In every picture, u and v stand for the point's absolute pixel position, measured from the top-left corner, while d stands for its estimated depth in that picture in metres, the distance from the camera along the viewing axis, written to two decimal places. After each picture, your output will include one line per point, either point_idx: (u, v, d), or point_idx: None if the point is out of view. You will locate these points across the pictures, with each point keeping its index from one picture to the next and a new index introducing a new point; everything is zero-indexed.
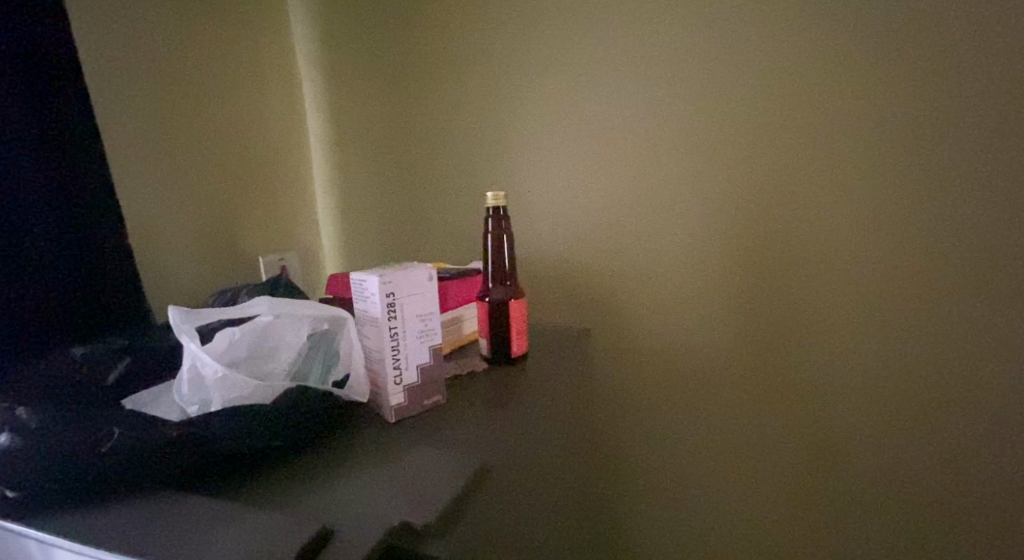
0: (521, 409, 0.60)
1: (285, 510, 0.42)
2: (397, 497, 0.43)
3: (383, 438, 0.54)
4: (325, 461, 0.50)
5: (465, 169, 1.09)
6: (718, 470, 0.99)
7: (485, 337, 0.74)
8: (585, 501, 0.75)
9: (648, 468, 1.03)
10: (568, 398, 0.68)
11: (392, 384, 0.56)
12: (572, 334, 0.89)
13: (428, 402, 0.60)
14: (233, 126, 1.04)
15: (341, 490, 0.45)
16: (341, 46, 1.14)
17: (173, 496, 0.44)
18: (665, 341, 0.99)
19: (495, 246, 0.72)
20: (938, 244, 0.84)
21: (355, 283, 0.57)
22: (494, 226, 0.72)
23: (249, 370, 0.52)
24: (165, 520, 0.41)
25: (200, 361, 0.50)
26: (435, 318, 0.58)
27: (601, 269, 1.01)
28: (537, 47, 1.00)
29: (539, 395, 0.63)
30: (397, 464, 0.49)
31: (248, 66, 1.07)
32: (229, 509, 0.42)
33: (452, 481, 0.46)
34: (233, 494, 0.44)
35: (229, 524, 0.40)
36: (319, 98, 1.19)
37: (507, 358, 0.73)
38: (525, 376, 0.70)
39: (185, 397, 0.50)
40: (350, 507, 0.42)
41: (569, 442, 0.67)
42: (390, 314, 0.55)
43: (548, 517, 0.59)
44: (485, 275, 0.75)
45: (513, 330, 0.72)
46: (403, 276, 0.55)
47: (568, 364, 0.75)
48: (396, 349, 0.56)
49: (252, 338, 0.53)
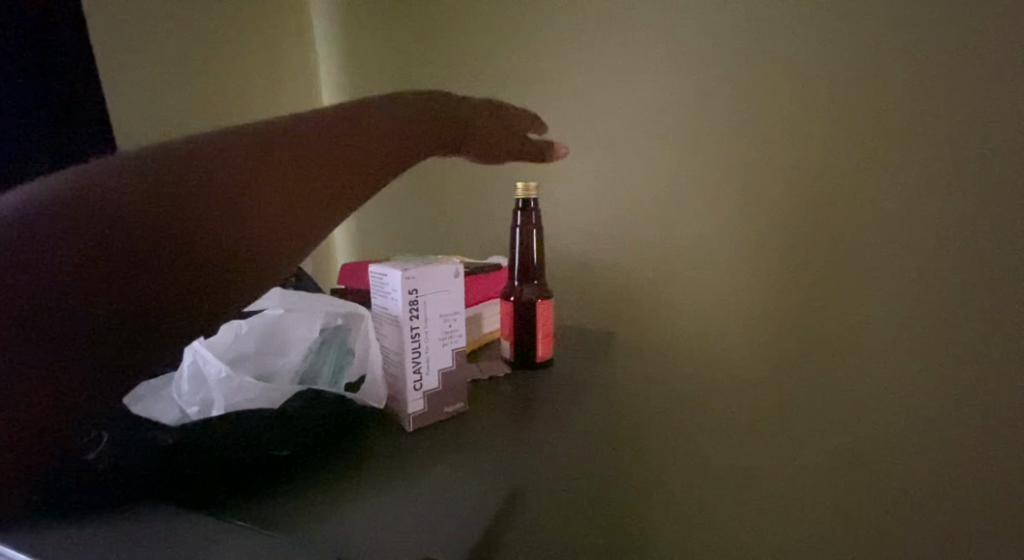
0: (547, 426, 0.54)
1: (291, 533, 0.37)
2: (413, 527, 0.38)
3: (400, 449, 0.49)
4: (337, 472, 0.45)
5: (486, 159, 1.02)
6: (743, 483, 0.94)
7: (509, 339, 0.69)
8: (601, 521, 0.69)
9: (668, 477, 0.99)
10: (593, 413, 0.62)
11: (411, 390, 0.51)
12: (597, 340, 0.83)
13: (447, 409, 0.54)
14: (245, 106, 0.99)
15: (354, 512, 0.40)
16: (360, 22, 1.07)
17: (170, 511, 0.39)
18: (698, 352, 0.92)
19: (523, 242, 0.66)
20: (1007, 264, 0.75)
21: (374, 277, 0.52)
22: (522, 219, 0.67)
23: (256, 367, 0.48)
24: (159, 541, 0.36)
25: (204, 355, 0.45)
26: (459, 319, 0.53)
27: (629, 272, 0.94)
28: (576, 24, 0.92)
29: (564, 412, 0.57)
30: (415, 483, 0.44)
31: (262, 43, 1.01)
32: (229, 529, 0.37)
33: (475, 507, 0.41)
34: (236, 508, 0.40)
35: (233, 544, 0.36)
36: (333, 75, 1.12)
37: (531, 362, 0.68)
38: (550, 385, 0.64)
39: (184, 395, 0.45)
40: (362, 534, 0.37)
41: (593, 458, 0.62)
42: (413, 313, 0.50)
43: (562, 547, 0.53)
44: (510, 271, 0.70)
45: (540, 332, 0.67)
46: (427, 272, 0.50)
47: (591, 375, 0.69)
48: (418, 351, 0.51)
49: (260, 332, 0.49)
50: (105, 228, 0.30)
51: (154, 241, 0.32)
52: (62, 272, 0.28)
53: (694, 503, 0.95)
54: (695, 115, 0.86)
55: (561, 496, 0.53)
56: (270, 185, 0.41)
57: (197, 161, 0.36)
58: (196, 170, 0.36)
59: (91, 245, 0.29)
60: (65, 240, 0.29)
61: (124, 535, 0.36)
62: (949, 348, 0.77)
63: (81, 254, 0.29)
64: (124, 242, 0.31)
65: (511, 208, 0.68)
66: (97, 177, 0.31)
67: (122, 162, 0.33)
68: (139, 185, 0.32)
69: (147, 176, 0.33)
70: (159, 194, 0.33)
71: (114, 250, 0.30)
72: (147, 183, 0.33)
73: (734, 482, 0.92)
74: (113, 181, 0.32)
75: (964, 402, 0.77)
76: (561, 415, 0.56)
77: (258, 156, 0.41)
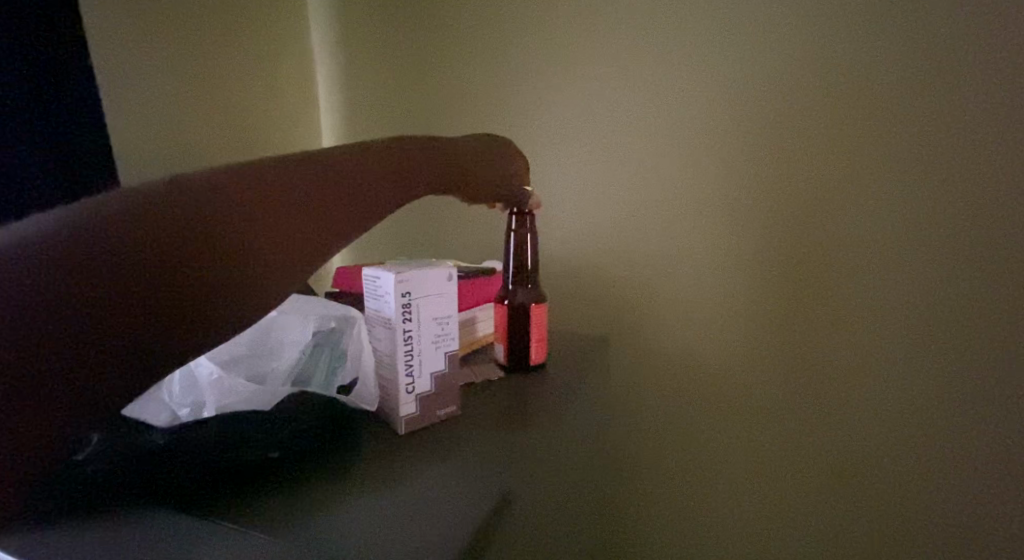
0: (539, 431, 0.54)
1: (281, 536, 0.37)
2: (404, 531, 0.38)
3: (391, 451, 0.49)
4: (329, 473, 0.45)
5: None
6: None
7: (502, 343, 0.69)
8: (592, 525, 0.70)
9: None
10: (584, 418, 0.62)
11: (404, 393, 0.51)
12: (592, 345, 0.83)
13: (441, 412, 0.55)
14: (242, 111, 0.99)
15: (345, 515, 0.40)
16: (356, 27, 1.06)
17: (161, 511, 0.39)
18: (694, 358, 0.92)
19: (517, 247, 0.66)
20: None
21: (368, 279, 0.52)
22: (517, 224, 0.67)
23: (248, 370, 0.48)
24: (148, 543, 0.36)
25: (197, 357, 0.45)
26: (452, 322, 0.53)
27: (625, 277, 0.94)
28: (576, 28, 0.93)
29: (557, 417, 0.57)
30: (407, 487, 0.44)
31: (260, 49, 1.01)
32: (220, 530, 0.37)
33: (467, 510, 0.41)
34: (229, 508, 0.40)
35: (222, 546, 0.35)
36: (330, 80, 1.11)
37: (525, 365, 0.69)
38: (544, 389, 0.64)
39: (175, 397, 0.45)
40: (351, 537, 0.37)
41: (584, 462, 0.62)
42: (405, 315, 0.50)
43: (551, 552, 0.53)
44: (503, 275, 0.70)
45: (533, 336, 0.68)
46: (421, 276, 0.50)
47: (584, 381, 0.69)
48: (410, 354, 0.51)
49: (253, 335, 0.49)
50: (91, 278, 0.25)
51: (155, 290, 0.27)
52: (43, 339, 0.24)
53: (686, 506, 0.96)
54: None
55: (552, 501, 0.53)
56: (318, 226, 0.36)
57: (222, 197, 0.31)
58: (220, 201, 0.31)
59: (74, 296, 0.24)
60: (47, 300, 0.24)
61: (114, 536, 0.36)
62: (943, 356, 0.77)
63: (59, 312, 0.24)
64: (115, 291, 0.26)
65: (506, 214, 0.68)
66: (89, 216, 0.26)
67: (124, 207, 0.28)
68: (148, 224, 0.27)
69: (159, 217, 0.28)
70: (165, 236, 0.28)
71: (104, 308, 0.25)
72: (150, 223, 0.28)
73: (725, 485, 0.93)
74: (106, 226, 0.26)
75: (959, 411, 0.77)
76: (553, 421, 0.57)
77: (309, 192, 0.36)
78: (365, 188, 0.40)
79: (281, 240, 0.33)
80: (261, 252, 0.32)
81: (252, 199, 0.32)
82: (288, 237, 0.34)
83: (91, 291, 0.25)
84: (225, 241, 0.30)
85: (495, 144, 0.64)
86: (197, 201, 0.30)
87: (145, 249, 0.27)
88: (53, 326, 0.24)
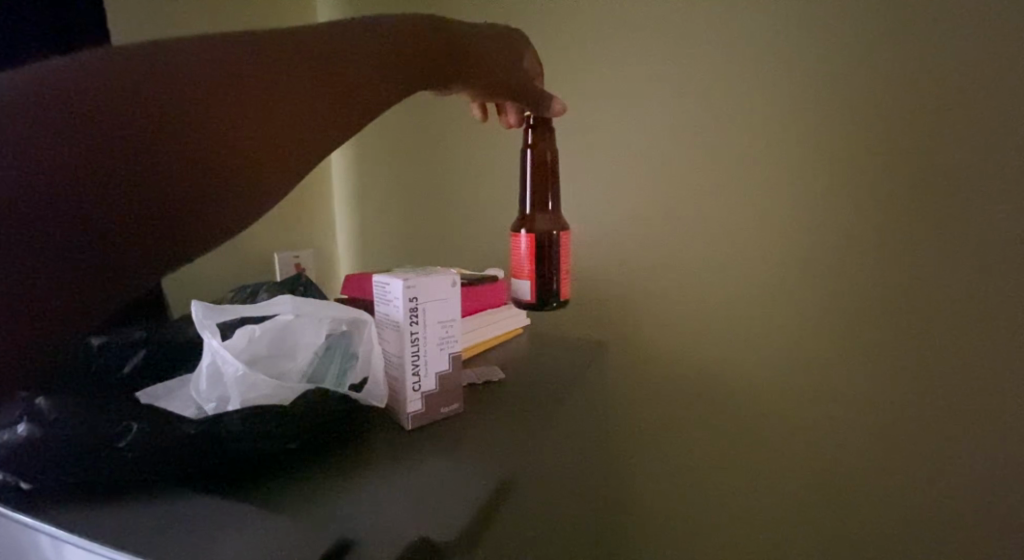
0: (535, 420, 0.59)
1: (296, 517, 0.40)
2: (409, 510, 0.42)
3: (399, 445, 0.53)
4: (339, 466, 0.49)
5: (483, 176, 1.08)
6: (722, 473, 1.00)
7: (529, 280, 0.76)
8: (587, 502, 0.76)
9: (651, 471, 1.05)
10: (575, 400, 0.70)
11: (411, 391, 0.55)
12: (583, 343, 0.89)
13: (444, 410, 0.58)
14: None
15: (357, 499, 0.43)
16: None
17: (189, 497, 0.42)
18: (682, 355, 1.00)
19: (538, 162, 0.76)
20: (955, 273, 0.82)
21: (377, 285, 0.56)
22: (533, 138, 0.76)
23: (267, 369, 0.52)
24: (175, 524, 0.39)
25: (222, 357, 0.49)
26: (456, 325, 0.57)
27: (618, 280, 1.04)
28: (575, 52, 1.02)
29: (554, 403, 0.64)
30: (414, 473, 0.48)
31: None
32: (245, 513, 0.40)
33: (469, 495, 0.45)
34: (254, 497, 0.43)
35: (247, 526, 0.39)
36: None
37: (554, 296, 0.77)
38: (542, 382, 0.70)
39: (202, 394, 0.49)
40: (361, 519, 0.41)
41: (575, 441, 0.69)
42: (412, 318, 0.54)
43: (557, 519, 0.60)
44: (519, 212, 0.78)
45: (559, 265, 0.76)
46: (427, 281, 0.54)
47: (581, 375, 0.75)
48: (418, 355, 0.55)
49: (272, 336, 0.52)
50: (95, 133, 0.29)
51: (151, 158, 0.31)
52: (74, 154, 0.28)
53: (676, 488, 1.04)
54: (674, 139, 0.97)
55: (552, 479, 0.60)
56: (328, 99, 0.42)
57: (223, 77, 0.35)
58: (210, 69, 0.34)
59: (74, 160, 0.28)
60: (61, 151, 0.28)
61: (146, 516, 0.40)
62: (898, 350, 0.86)
63: (76, 169, 0.28)
64: (122, 153, 0.30)
65: (522, 128, 0.77)
66: (72, 67, 0.30)
67: (122, 69, 0.31)
68: (127, 83, 0.31)
69: (145, 77, 0.31)
70: (149, 105, 0.31)
71: (115, 163, 0.30)
72: (135, 88, 0.31)
73: (709, 467, 1.01)
74: (93, 78, 0.30)
75: (915, 403, 0.86)
76: (552, 409, 0.62)
77: (288, 85, 0.39)
78: (353, 67, 0.44)
79: (281, 118, 0.38)
80: (269, 132, 0.37)
81: (246, 68, 0.36)
82: (289, 112, 0.38)
83: (129, 147, 0.30)
84: (210, 123, 0.34)
85: (505, 36, 0.70)
86: (166, 66, 0.32)
87: (133, 108, 0.31)
88: (62, 176, 0.28)
